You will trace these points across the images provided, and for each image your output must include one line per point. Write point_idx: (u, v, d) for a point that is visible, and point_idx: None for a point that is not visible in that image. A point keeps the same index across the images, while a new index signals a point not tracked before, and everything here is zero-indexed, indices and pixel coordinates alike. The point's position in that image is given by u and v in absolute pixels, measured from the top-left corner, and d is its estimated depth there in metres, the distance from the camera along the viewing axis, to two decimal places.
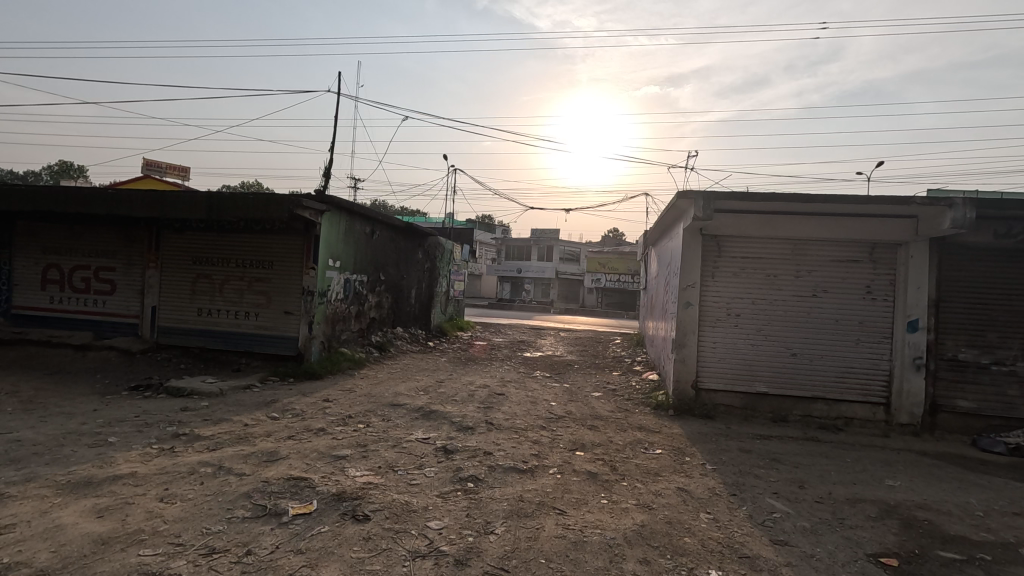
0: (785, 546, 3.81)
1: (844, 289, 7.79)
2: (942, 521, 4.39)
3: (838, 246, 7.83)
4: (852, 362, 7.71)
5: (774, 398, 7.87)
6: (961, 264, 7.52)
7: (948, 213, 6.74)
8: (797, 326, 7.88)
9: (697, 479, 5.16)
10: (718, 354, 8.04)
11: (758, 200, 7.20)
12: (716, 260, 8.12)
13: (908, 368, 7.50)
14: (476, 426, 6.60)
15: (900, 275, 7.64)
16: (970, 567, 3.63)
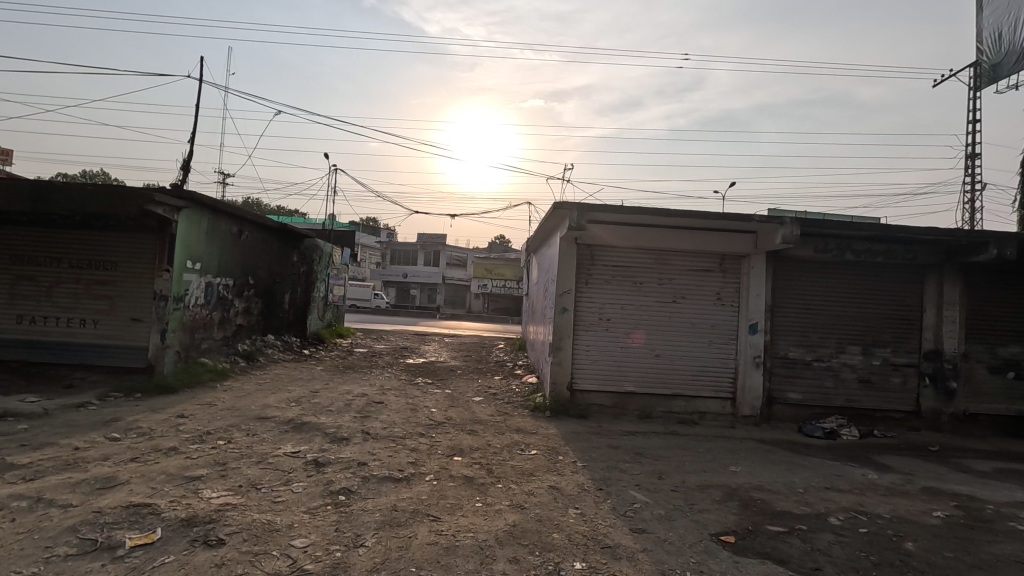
0: (642, 533, 4.12)
1: (700, 296, 8.62)
2: (772, 499, 5.02)
3: (695, 256, 8.64)
4: (706, 361, 8.55)
5: (641, 397, 8.48)
6: (791, 274, 8.70)
7: (780, 230, 7.77)
8: (660, 329, 8.57)
9: (567, 477, 5.40)
10: (591, 356, 8.50)
11: (626, 212, 7.76)
12: (589, 267, 8.60)
13: (751, 366, 8.48)
14: (351, 437, 6.36)
15: (744, 283, 8.62)
16: (791, 537, 4.17)
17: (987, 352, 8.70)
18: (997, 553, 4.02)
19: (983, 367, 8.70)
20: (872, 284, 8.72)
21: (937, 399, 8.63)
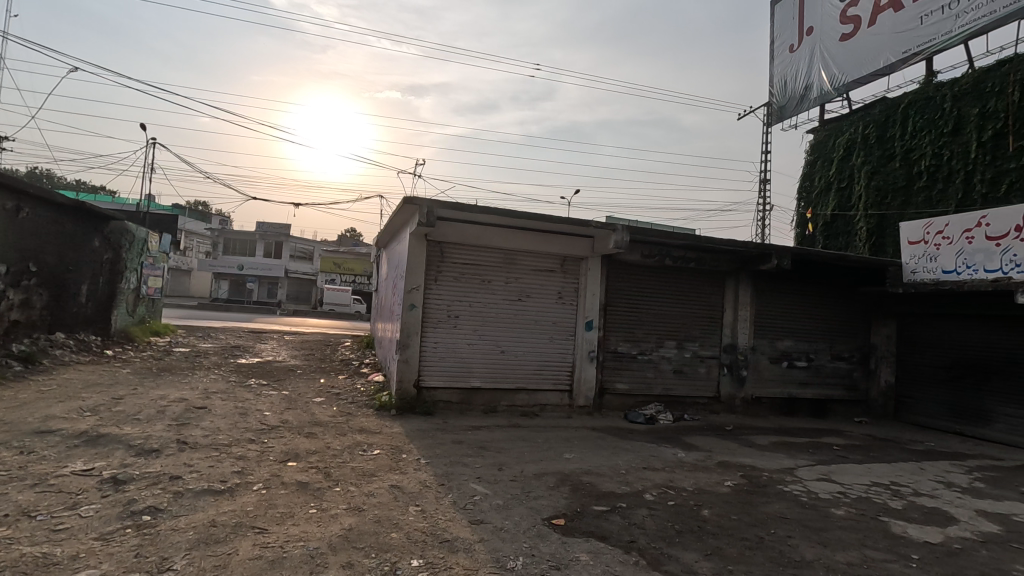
0: (480, 524, 4.23)
1: (543, 294, 9.10)
2: (598, 481, 5.48)
3: (539, 257, 9.10)
4: (547, 356, 9.06)
5: (486, 392, 8.71)
6: (622, 276, 9.59)
7: (613, 236, 8.53)
8: (505, 326, 8.88)
9: (410, 475, 5.35)
10: (439, 353, 8.51)
11: (476, 212, 7.90)
12: (439, 264, 8.61)
13: (586, 359, 9.19)
14: (163, 447, 5.60)
15: (581, 283, 9.29)
16: (612, 515, 4.59)
17: (769, 345, 10.43)
18: (768, 511, 4.84)
19: (766, 357, 10.43)
20: (686, 287, 9.97)
21: (733, 386, 10.14)
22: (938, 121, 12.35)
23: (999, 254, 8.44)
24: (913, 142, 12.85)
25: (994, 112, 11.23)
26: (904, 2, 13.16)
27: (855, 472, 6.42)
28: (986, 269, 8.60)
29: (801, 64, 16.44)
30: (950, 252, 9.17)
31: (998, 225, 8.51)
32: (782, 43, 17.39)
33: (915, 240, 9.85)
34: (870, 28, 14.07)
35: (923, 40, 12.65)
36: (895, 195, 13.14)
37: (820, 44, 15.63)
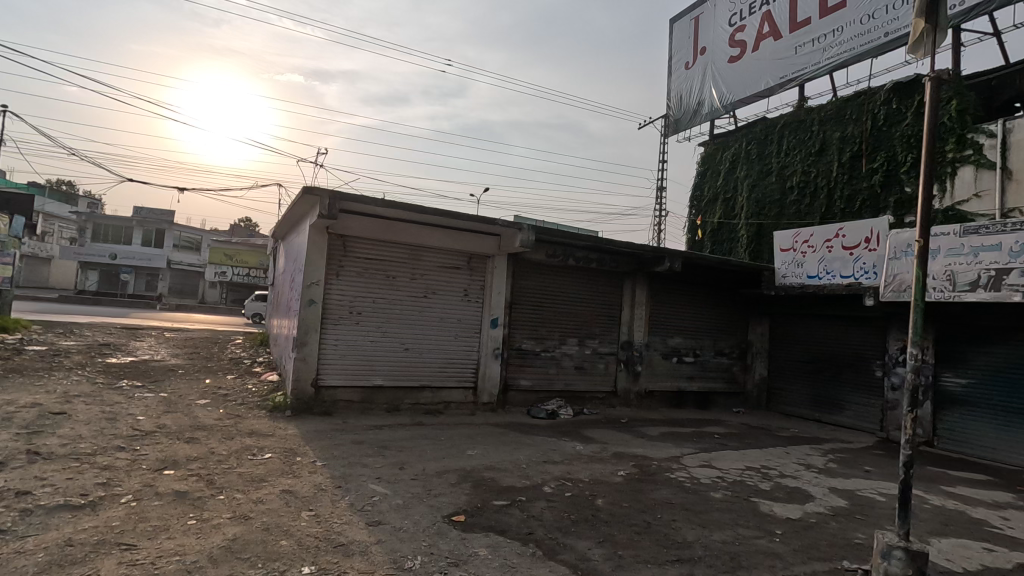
0: (378, 525, 4.13)
1: (449, 291, 9.05)
2: (500, 476, 5.56)
3: (445, 254, 9.04)
4: (453, 353, 9.03)
5: (389, 391, 8.52)
6: (527, 274, 9.78)
7: (519, 235, 8.67)
8: (410, 323, 8.72)
9: (304, 479, 5.09)
10: (339, 351, 8.19)
11: (380, 205, 7.69)
12: (341, 259, 8.28)
13: (491, 356, 9.27)
14: (8, 460, 4.89)
15: (487, 281, 9.35)
16: (512, 508, 4.67)
17: (661, 342, 11.13)
18: (655, 498, 5.16)
19: (658, 353, 11.12)
20: (587, 286, 10.38)
21: (628, 380, 10.70)
22: (807, 142, 13.84)
23: (852, 262, 9.60)
24: (787, 160, 14.29)
25: (851, 137, 12.78)
26: (783, 32, 14.61)
27: (732, 457, 7.03)
28: (842, 274, 9.75)
29: (694, 81, 17.68)
30: (814, 259, 10.29)
31: (852, 236, 9.68)
32: (678, 59, 18.60)
33: (786, 248, 10.95)
34: (753, 53, 15.46)
35: (797, 67, 14.14)
36: (771, 207, 14.53)
37: (712, 64, 16.92)
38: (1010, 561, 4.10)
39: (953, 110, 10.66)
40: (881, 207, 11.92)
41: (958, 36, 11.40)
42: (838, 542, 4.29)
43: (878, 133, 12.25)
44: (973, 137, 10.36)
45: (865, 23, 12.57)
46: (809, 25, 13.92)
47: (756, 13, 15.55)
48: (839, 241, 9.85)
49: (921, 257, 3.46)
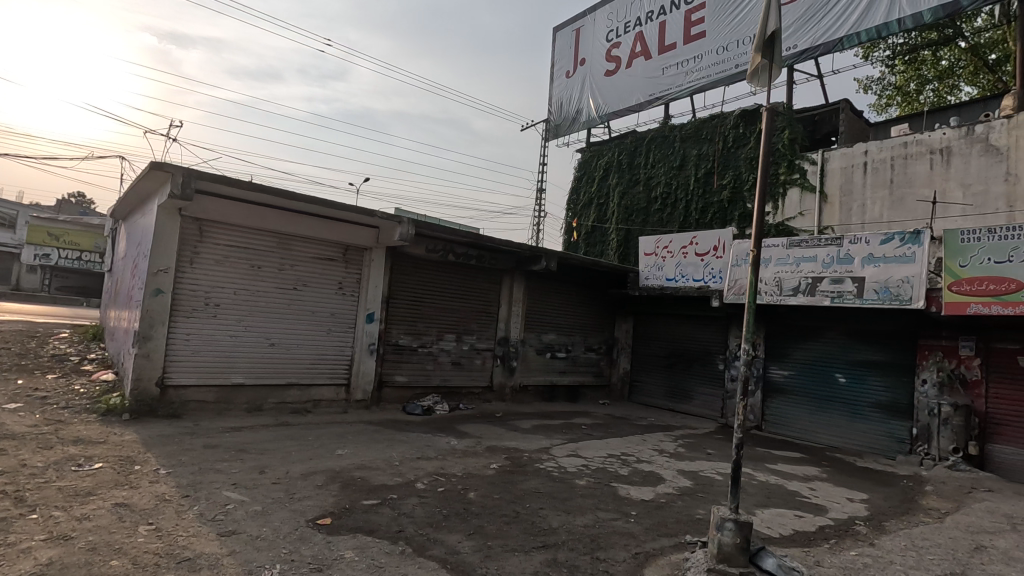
0: (232, 535, 3.80)
1: (321, 284, 8.59)
2: (370, 475, 5.40)
3: (318, 244, 8.56)
4: (324, 349, 8.59)
5: (250, 390, 7.88)
6: (405, 269, 9.60)
7: (398, 228, 8.48)
8: (277, 317, 8.14)
9: (143, 490, 4.53)
10: (191, 346, 7.40)
11: (244, 188, 7.08)
12: (196, 244, 7.49)
13: (366, 352, 8.98)
14: None
15: (363, 275, 9.03)
16: (381, 507, 4.56)
17: (536, 339, 11.55)
18: (525, 488, 5.35)
19: (533, 349, 11.53)
20: (466, 282, 10.45)
21: (504, 375, 10.98)
22: (670, 157, 15.16)
23: (703, 267, 10.68)
24: (652, 172, 15.53)
25: (706, 155, 14.23)
26: (653, 53, 15.84)
27: (596, 446, 7.51)
28: (694, 278, 10.81)
29: (574, 90, 18.52)
30: (672, 263, 11.30)
31: (703, 244, 10.75)
32: (560, 68, 19.35)
33: (649, 252, 11.88)
34: (627, 70, 16.57)
35: (663, 87, 15.42)
36: (638, 214, 15.71)
37: (590, 76, 17.86)
38: (814, 524, 4.87)
39: (786, 139, 12.32)
40: (728, 219, 13.46)
41: (791, 75, 13.18)
42: (683, 519, 4.78)
43: (728, 154, 13.79)
44: (800, 163, 12.05)
45: (720, 53, 14.06)
46: (675, 50, 15.24)
47: (630, 32, 16.68)
48: (693, 247, 10.90)
49: (755, 264, 3.94)
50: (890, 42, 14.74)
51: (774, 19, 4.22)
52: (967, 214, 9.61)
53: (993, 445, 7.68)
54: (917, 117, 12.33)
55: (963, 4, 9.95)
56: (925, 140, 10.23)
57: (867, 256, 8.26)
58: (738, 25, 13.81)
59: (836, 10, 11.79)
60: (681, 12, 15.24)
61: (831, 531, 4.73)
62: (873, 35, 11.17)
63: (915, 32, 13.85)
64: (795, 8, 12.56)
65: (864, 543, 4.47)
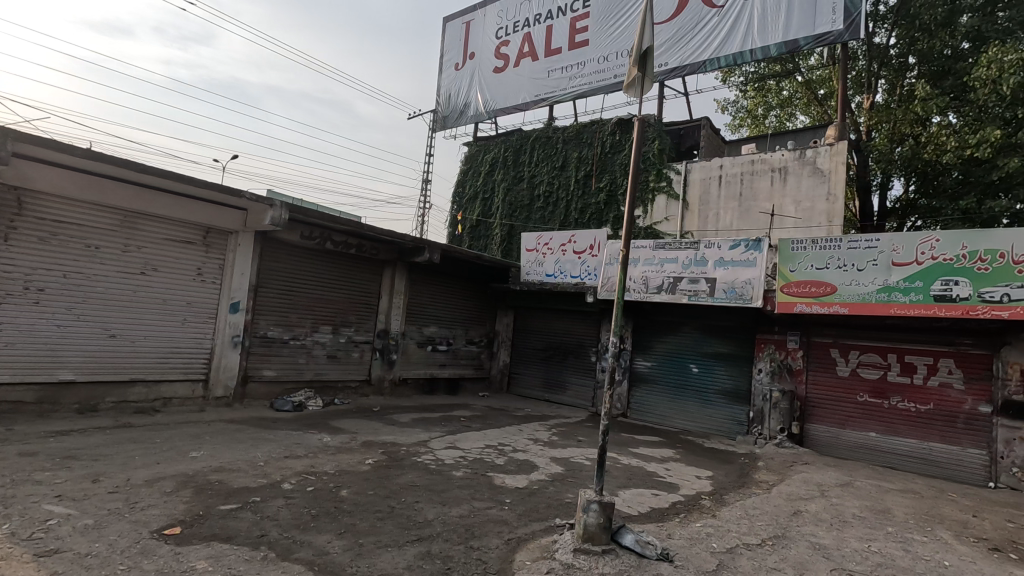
0: (54, 555, 3.30)
1: (175, 270, 7.72)
2: (230, 478, 4.98)
3: (172, 225, 7.66)
4: (177, 341, 7.75)
5: (83, 387, 6.89)
6: (276, 256, 8.96)
7: (269, 212, 7.86)
8: (119, 305, 7.18)
9: None
10: (4, 338, 6.28)
11: (79, 156, 6.12)
12: (11, 218, 6.34)
13: (228, 345, 8.27)
14: None
15: (227, 261, 8.27)
16: (241, 511, 4.23)
17: (417, 331, 11.41)
18: (401, 482, 5.27)
19: (414, 342, 11.37)
20: (345, 272, 10.02)
21: (383, 368, 10.71)
22: (553, 157, 15.72)
23: (579, 265, 11.24)
24: (536, 170, 16.01)
25: (586, 158, 14.98)
26: (539, 55, 16.29)
27: (474, 438, 7.61)
28: (572, 274, 11.35)
29: (463, 83, 18.46)
30: (552, 260, 11.75)
31: (580, 242, 11.31)
32: (449, 59, 19.17)
33: (530, 248, 12.23)
34: (515, 69, 16.87)
35: (548, 89, 15.93)
36: (521, 211, 16.11)
37: (479, 70, 17.92)
38: (667, 501, 5.38)
39: (655, 149, 13.35)
40: (603, 220, 14.30)
41: (662, 90, 14.30)
42: (553, 503, 5.02)
43: (605, 159, 14.63)
44: (666, 172, 13.12)
45: (601, 63, 14.85)
46: (561, 54, 15.80)
47: (519, 32, 16.98)
48: (571, 245, 11.43)
49: (624, 263, 4.20)
50: (744, 70, 16.54)
51: (648, 35, 4.53)
52: (798, 226, 11.11)
53: (810, 424, 9.01)
54: (763, 138, 13.99)
55: (801, 43, 11.47)
56: (768, 160, 11.65)
57: (718, 260, 9.24)
58: (618, 38, 14.67)
59: (701, 35, 12.98)
60: (567, 18, 15.83)
61: (681, 506, 5.25)
62: (730, 62, 12.46)
63: (764, 63, 15.69)
64: (667, 28, 13.62)
65: (707, 515, 5.03)
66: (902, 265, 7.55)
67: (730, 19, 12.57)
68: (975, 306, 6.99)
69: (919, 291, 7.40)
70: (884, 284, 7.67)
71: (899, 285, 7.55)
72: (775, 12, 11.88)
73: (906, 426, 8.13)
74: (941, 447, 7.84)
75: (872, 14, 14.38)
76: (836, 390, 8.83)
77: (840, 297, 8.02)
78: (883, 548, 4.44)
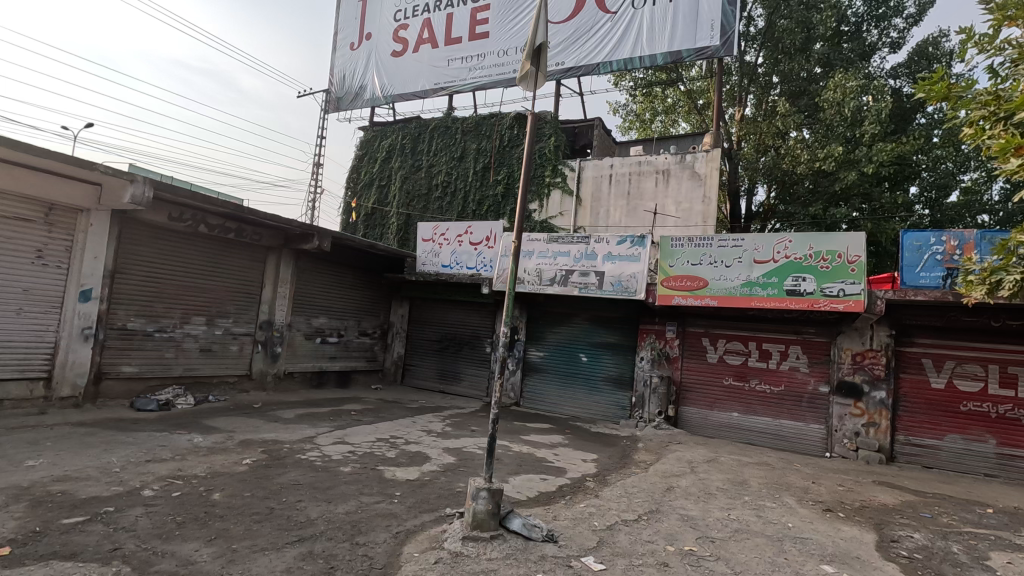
0: None
1: (8, 251, 6.64)
2: (77, 488, 4.40)
3: (3, 198, 6.57)
4: (11, 334, 6.69)
5: None
6: (139, 239, 8.03)
7: (129, 188, 7.00)
8: None
9: None
10: None
11: None
12: None
13: (77, 338, 7.30)
14: None
15: (77, 242, 7.27)
16: (90, 524, 3.76)
17: (304, 322, 10.81)
18: (282, 481, 4.98)
19: (301, 334, 10.77)
20: (222, 258, 9.23)
21: (265, 362, 10.04)
22: (452, 147, 15.59)
23: (476, 256, 11.32)
24: (434, 160, 15.79)
25: (484, 150, 15.03)
26: (439, 42, 16.03)
27: (364, 432, 7.38)
28: (468, 266, 11.39)
29: (358, 64, 17.68)
30: (448, 250, 11.70)
31: (477, 234, 11.37)
32: (343, 38, 18.26)
33: (426, 238, 12.07)
34: (413, 54, 16.48)
35: (448, 77, 15.74)
36: (418, 200, 15.82)
37: (376, 53, 17.27)
38: (554, 484, 5.60)
39: (551, 145, 13.74)
40: (501, 213, 14.47)
41: (558, 89, 14.70)
42: (444, 493, 5.02)
43: (503, 152, 14.78)
44: (562, 169, 13.54)
45: (501, 56, 14.96)
46: (460, 44, 15.67)
47: (419, 16, 16.58)
48: (467, 236, 11.45)
49: (515, 256, 4.26)
50: (634, 75, 17.48)
51: (542, 32, 4.62)
52: (678, 225, 11.99)
53: (684, 407, 9.80)
54: (649, 141, 14.90)
55: (683, 55, 12.34)
56: (653, 162, 12.43)
57: (607, 254, 9.73)
58: (518, 33, 14.86)
59: (595, 38, 13.51)
60: (467, 8, 15.73)
61: (567, 489, 5.48)
62: (621, 66, 13.10)
63: (651, 70, 16.68)
64: (564, 28, 14.01)
65: (590, 495, 5.31)
66: (762, 263, 8.43)
67: (622, 25, 13.21)
68: (818, 299, 7.99)
69: (775, 286, 8.31)
70: (747, 279, 8.52)
71: (759, 281, 8.42)
72: (662, 22, 12.67)
73: (762, 406, 9.13)
74: (789, 424, 8.90)
75: (743, 34, 15.84)
76: (706, 375, 9.68)
77: (711, 290, 8.78)
78: (740, 515, 4.97)
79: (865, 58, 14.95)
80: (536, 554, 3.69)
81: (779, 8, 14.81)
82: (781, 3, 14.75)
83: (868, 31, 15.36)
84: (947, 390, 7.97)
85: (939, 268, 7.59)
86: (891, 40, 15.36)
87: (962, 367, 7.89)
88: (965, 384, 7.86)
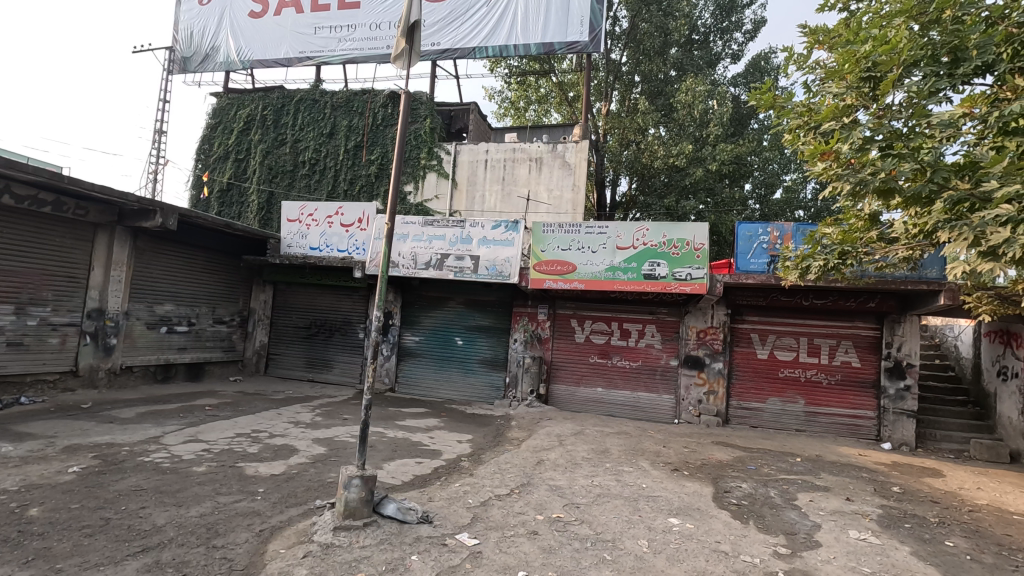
0: None
1: None
2: None
3: None
4: None
5: None
6: None
7: None
8: None
9: None
10: None
11: None
12: None
13: None
14: None
15: None
16: None
17: (145, 310, 9.59)
18: (120, 488, 4.41)
19: (141, 323, 9.54)
20: (33, 235, 7.81)
21: (96, 356, 8.77)
22: (320, 122, 14.66)
23: (347, 238, 10.85)
24: (300, 134, 14.74)
25: (355, 128, 14.37)
26: (304, 7, 14.89)
27: (220, 428, 6.76)
28: (338, 248, 10.89)
29: (208, 21, 15.79)
30: (316, 231, 11.07)
31: (348, 215, 10.89)
32: None
33: (292, 219, 11.30)
34: (274, 17, 15.14)
35: (314, 47, 14.69)
36: (282, 177, 14.70)
37: (230, 11, 15.57)
38: (430, 467, 5.62)
39: (427, 127, 13.50)
40: (374, 194, 13.98)
41: (433, 70, 14.47)
42: (313, 485, 4.81)
43: (377, 130, 14.25)
44: (437, 151, 13.42)
45: (373, 30, 14.34)
46: (328, 11, 14.70)
47: None
48: (338, 217, 10.92)
49: (389, 237, 4.12)
50: (508, 63, 17.78)
51: (417, 10, 4.50)
52: (549, 212, 12.47)
53: (554, 385, 10.34)
54: (523, 129, 15.27)
55: (555, 47, 12.75)
56: (526, 149, 12.76)
57: (481, 238, 9.86)
58: (391, 7, 14.28)
59: (471, 21, 13.43)
60: None
61: (441, 471, 5.53)
62: (496, 53, 13.19)
63: (524, 60, 17.08)
64: (438, 8, 13.75)
65: (465, 475, 5.42)
66: (623, 249, 9.11)
67: (497, 11, 13.26)
68: (669, 282, 8.82)
69: (634, 270, 9.03)
70: (610, 264, 9.16)
71: (620, 266, 9.10)
72: (536, 13, 12.98)
73: (622, 380, 9.95)
74: (646, 395, 9.78)
75: (610, 33, 16.75)
76: (573, 354, 10.29)
77: (578, 274, 9.30)
78: (601, 481, 5.39)
79: (711, 66, 16.61)
80: (410, 537, 3.69)
81: (641, 11, 15.87)
82: (643, 7, 15.77)
83: (714, 42, 17.06)
84: (769, 360, 9.29)
85: (765, 255, 8.76)
86: (732, 51, 17.23)
87: (780, 339, 9.24)
88: (783, 354, 9.22)
